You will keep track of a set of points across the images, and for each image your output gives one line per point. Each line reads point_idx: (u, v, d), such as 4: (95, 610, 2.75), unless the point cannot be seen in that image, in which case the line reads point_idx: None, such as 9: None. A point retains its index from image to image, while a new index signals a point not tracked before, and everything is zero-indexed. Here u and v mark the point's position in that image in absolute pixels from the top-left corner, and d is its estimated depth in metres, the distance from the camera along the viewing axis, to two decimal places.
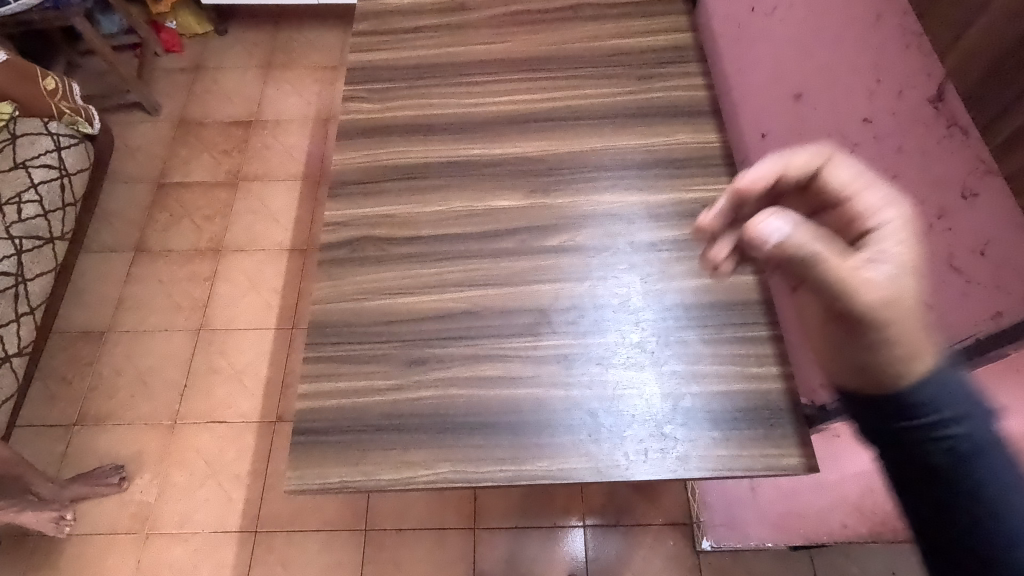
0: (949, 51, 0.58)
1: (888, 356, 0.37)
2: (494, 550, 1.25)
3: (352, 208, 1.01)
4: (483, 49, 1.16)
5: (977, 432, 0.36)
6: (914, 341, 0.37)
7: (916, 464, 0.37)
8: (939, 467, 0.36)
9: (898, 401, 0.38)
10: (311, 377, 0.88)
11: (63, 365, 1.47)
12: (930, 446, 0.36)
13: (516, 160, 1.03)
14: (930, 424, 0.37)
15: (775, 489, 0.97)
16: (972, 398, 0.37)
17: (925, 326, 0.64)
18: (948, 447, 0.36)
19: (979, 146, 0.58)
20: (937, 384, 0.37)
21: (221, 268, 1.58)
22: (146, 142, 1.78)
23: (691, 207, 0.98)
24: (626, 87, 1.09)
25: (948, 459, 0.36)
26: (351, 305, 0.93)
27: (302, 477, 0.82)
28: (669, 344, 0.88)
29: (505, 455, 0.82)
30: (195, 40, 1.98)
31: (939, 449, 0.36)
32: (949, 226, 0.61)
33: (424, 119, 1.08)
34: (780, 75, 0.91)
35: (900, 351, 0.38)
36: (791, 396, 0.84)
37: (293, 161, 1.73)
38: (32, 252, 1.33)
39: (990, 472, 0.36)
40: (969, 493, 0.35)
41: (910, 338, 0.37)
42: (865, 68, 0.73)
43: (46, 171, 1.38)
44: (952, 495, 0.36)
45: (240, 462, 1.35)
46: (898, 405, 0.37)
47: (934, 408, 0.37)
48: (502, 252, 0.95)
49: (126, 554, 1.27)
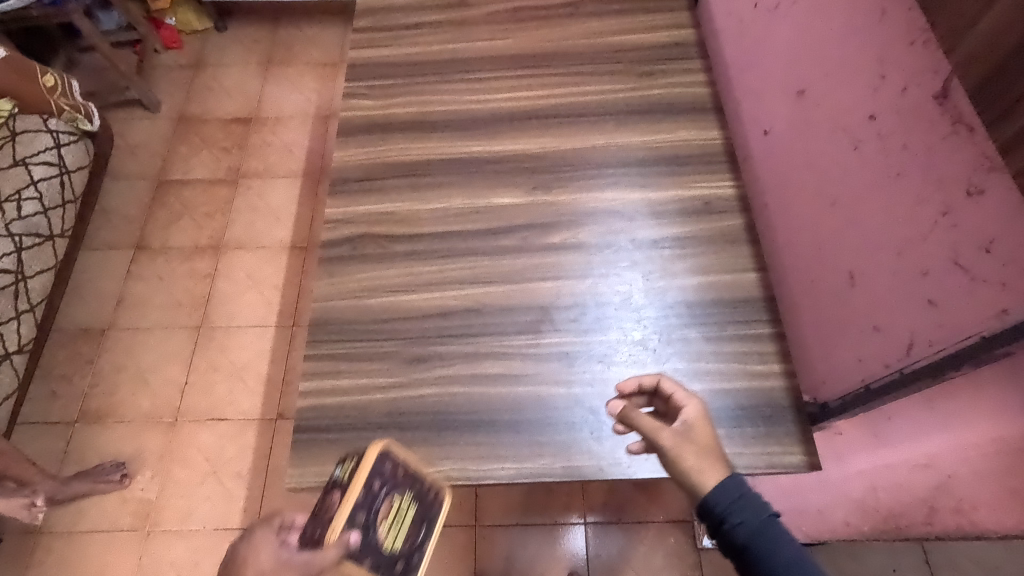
0: (956, 45, 0.58)
1: (686, 470, 0.62)
2: (495, 548, 1.25)
3: (353, 205, 1.00)
4: (484, 46, 1.15)
5: (754, 517, 0.57)
6: (706, 466, 0.62)
7: (726, 546, 0.58)
8: (737, 545, 0.57)
9: (710, 503, 0.59)
10: (312, 374, 0.88)
11: (63, 362, 1.46)
12: (732, 534, 0.58)
13: (517, 157, 1.03)
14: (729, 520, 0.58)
15: (775, 487, 0.97)
16: (751, 497, 0.59)
17: (929, 324, 0.64)
18: (741, 532, 0.57)
19: (984, 143, 0.57)
20: (726, 488, 0.59)
21: (221, 265, 1.58)
22: (146, 138, 1.77)
23: (693, 205, 0.98)
24: (628, 84, 1.09)
25: (744, 541, 0.57)
26: (352, 302, 0.93)
27: (303, 474, 0.82)
28: (671, 341, 0.87)
29: (507, 452, 0.81)
30: (194, 37, 1.98)
31: (735, 533, 0.57)
32: (954, 222, 0.61)
33: (424, 116, 1.08)
34: (784, 72, 0.91)
35: (699, 470, 0.62)
36: (794, 394, 0.83)
37: (293, 158, 1.73)
38: (32, 249, 1.33)
39: (771, 548, 0.56)
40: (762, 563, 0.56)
41: (699, 462, 0.63)
42: (870, 63, 0.72)
43: (46, 168, 1.38)
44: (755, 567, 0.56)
45: (241, 460, 1.35)
46: (708, 505, 0.59)
47: (729, 506, 0.58)
48: (503, 249, 0.95)
49: (127, 551, 1.27)
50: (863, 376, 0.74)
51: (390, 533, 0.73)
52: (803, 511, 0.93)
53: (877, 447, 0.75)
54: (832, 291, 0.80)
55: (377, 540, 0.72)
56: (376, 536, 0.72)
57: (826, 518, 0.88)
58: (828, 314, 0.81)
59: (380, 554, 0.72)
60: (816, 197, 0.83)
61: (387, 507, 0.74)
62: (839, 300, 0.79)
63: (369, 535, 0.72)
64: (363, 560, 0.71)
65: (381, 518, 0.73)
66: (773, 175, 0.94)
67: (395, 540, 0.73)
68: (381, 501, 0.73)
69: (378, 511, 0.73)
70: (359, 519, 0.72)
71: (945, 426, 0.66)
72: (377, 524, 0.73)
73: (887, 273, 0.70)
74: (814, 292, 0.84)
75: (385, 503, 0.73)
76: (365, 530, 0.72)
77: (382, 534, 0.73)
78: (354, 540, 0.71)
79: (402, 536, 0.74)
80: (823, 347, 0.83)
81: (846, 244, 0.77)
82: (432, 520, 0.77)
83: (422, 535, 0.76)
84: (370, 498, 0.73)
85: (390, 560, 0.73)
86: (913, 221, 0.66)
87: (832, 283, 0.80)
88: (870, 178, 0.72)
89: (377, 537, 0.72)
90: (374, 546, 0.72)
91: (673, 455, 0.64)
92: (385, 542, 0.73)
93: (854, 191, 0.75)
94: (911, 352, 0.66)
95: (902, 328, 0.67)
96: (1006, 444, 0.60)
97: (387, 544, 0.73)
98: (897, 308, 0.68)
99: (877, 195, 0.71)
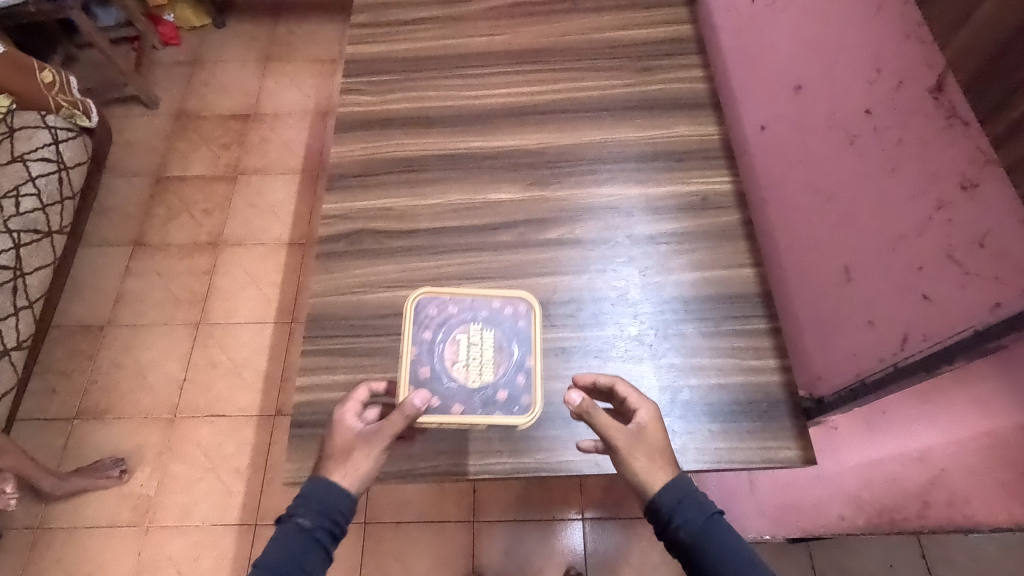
0: (949, 41, 0.58)
1: (636, 472, 0.66)
2: (493, 543, 1.26)
3: (351, 200, 1.00)
4: (483, 41, 1.15)
5: (698, 517, 0.62)
6: (655, 468, 0.66)
7: (674, 544, 0.63)
8: (683, 543, 0.62)
9: (660, 503, 0.64)
10: (309, 369, 0.88)
11: (62, 358, 1.47)
12: (676, 532, 0.62)
13: (514, 153, 1.03)
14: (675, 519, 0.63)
15: (771, 482, 0.97)
16: (697, 497, 0.64)
17: (923, 319, 0.64)
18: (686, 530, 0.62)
19: (978, 137, 0.58)
20: (673, 489, 0.64)
21: (220, 262, 1.58)
22: (145, 135, 1.77)
23: (691, 200, 0.98)
24: (626, 80, 1.09)
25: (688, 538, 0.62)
26: (350, 298, 0.93)
27: (300, 469, 0.82)
28: (668, 336, 0.88)
29: (503, 447, 0.82)
30: (193, 33, 1.97)
31: (681, 532, 0.62)
32: (948, 217, 0.61)
33: (422, 112, 1.08)
34: (780, 67, 0.91)
35: (648, 473, 0.66)
36: (789, 389, 0.84)
37: (292, 155, 1.73)
38: (31, 246, 1.33)
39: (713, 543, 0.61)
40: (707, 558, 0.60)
41: (650, 464, 0.66)
42: (866, 58, 0.72)
43: (44, 164, 1.38)
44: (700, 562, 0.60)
45: (240, 456, 1.35)
46: (656, 506, 0.64)
47: (673, 508, 0.63)
48: (500, 245, 0.95)
49: (126, 546, 1.27)
50: (858, 371, 0.74)
51: (468, 370, 0.79)
52: (799, 507, 0.93)
53: (874, 442, 0.75)
54: (828, 286, 0.81)
55: (458, 381, 0.78)
56: (455, 378, 0.78)
57: (822, 513, 0.88)
58: (823, 309, 0.82)
59: (469, 391, 0.78)
60: (812, 192, 0.83)
61: (454, 349, 0.80)
62: (835, 295, 0.79)
63: (447, 380, 0.78)
64: (454, 405, 0.77)
65: (452, 361, 0.79)
66: (770, 170, 0.94)
67: (482, 374, 0.79)
68: (444, 348, 0.80)
69: (446, 357, 0.80)
70: (428, 371, 0.79)
71: (940, 422, 0.66)
72: (452, 368, 0.79)
73: (882, 268, 0.70)
74: (811, 287, 0.85)
75: (449, 347, 0.80)
76: (439, 377, 0.78)
77: (461, 373, 0.79)
78: (432, 389, 0.78)
79: (487, 367, 0.79)
80: (819, 343, 0.83)
81: (842, 239, 0.77)
82: (518, 341, 0.81)
83: (515, 359, 0.80)
84: (431, 350, 0.80)
85: (482, 393, 0.78)
86: (908, 215, 0.66)
87: (828, 278, 0.80)
88: (865, 173, 0.72)
89: (457, 378, 0.78)
90: (459, 390, 0.78)
91: (625, 457, 0.67)
92: (467, 379, 0.79)
93: (849, 186, 0.75)
94: (906, 346, 0.67)
95: (896, 322, 0.68)
96: (998, 437, 0.60)
97: (472, 380, 0.79)
98: (892, 303, 0.68)
99: (873, 190, 0.71)
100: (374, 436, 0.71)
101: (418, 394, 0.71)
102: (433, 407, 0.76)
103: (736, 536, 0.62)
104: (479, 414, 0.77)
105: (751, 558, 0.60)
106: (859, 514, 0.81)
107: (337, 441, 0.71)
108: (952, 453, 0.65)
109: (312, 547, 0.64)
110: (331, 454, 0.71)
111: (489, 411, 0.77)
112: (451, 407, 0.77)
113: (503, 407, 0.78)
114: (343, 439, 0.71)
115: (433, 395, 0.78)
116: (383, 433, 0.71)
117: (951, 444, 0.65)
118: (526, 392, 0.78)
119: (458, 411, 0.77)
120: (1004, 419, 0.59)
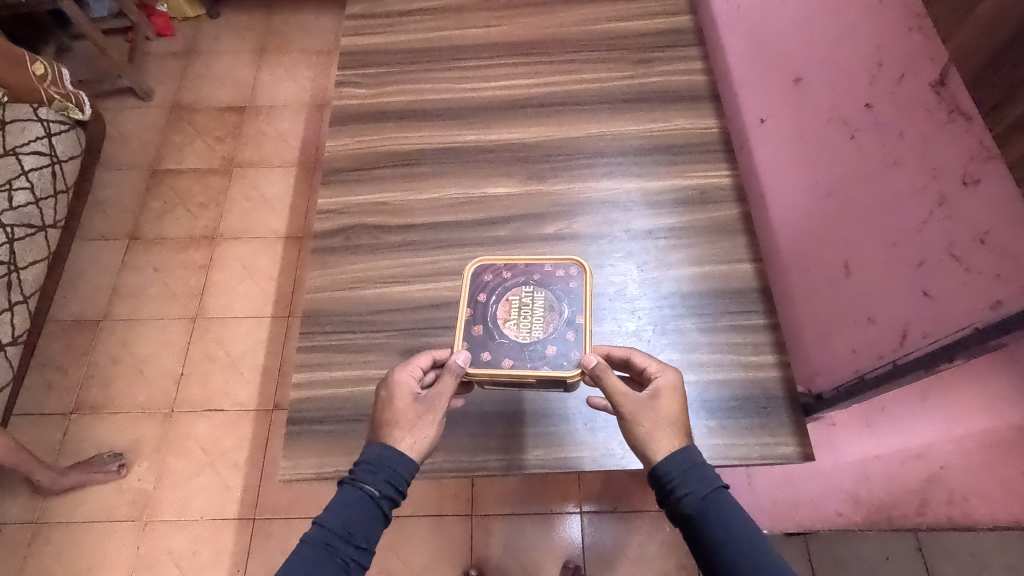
0: (953, 34, 0.57)
1: (641, 437, 0.66)
2: (492, 537, 1.26)
3: (346, 195, 1.00)
4: (480, 32, 1.14)
5: (702, 487, 0.62)
6: (660, 435, 0.66)
7: (675, 514, 0.63)
8: (685, 513, 0.62)
9: (663, 473, 0.63)
10: (305, 366, 0.88)
11: (58, 353, 1.46)
12: (681, 503, 0.62)
13: (511, 146, 1.02)
14: (680, 490, 0.62)
15: (771, 478, 0.95)
16: (701, 468, 0.63)
17: (922, 316, 0.63)
18: (689, 501, 0.61)
19: (980, 132, 0.57)
20: (676, 460, 0.64)
21: (216, 256, 1.57)
22: (139, 128, 1.76)
23: (689, 194, 0.97)
24: (624, 72, 1.08)
25: (692, 509, 0.61)
26: (346, 294, 0.92)
27: (297, 465, 0.82)
28: (666, 332, 0.87)
29: (500, 445, 0.81)
30: (187, 24, 1.95)
31: (683, 502, 0.62)
32: (950, 213, 0.60)
33: (419, 104, 1.07)
34: (780, 60, 0.90)
35: (653, 437, 0.66)
36: (788, 385, 0.83)
37: (288, 147, 1.71)
38: (24, 240, 1.32)
39: (716, 515, 0.60)
40: (709, 530, 0.60)
41: (655, 429, 0.66)
42: (868, 51, 0.72)
43: (37, 158, 1.36)
44: (703, 534, 0.60)
45: (238, 450, 1.35)
46: (660, 474, 0.64)
47: (677, 477, 0.63)
48: (498, 240, 0.94)
49: (125, 541, 1.27)
50: (856, 367, 0.74)
51: (519, 327, 0.78)
52: (799, 502, 0.92)
53: (873, 438, 0.75)
54: (826, 281, 0.80)
55: (509, 337, 0.78)
56: (507, 335, 0.78)
57: (821, 509, 0.88)
58: (822, 305, 0.81)
59: (520, 345, 0.77)
60: (811, 186, 0.83)
61: (506, 309, 0.80)
62: (834, 291, 0.78)
63: (498, 336, 0.78)
64: (505, 359, 0.77)
65: (504, 320, 0.79)
66: (769, 163, 0.93)
67: (532, 330, 0.78)
68: (496, 306, 0.80)
69: (499, 316, 0.80)
70: (480, 330, 0.79)
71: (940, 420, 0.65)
72: (504, 326, 0.79)
73: (881, 263, 0.69)
74: (809, 282, 0.84)
75: (501, 306, 0.80)
76: (490, 333, 0.78)
77: (511, 329, 0.78)
78: (482, 345, 0.78)
79: (538, 324, 0.78)
80: (817, 338, 0.82)
81: (842, 234, 0.76)
82: (571, 302, 0.80)
83: (564, 317, 0.79)
84: (483, 310, 0.80)
85: (531, 348, 0.77)
86: (908, 211, 0.65)
87: (827, 273, 0.79)
88: (866, 168, 0.72)
89: (507, 334, 0.78)
90: (510, 344, 0.77)
91: (631, 421, 0.67)
92: (518, 336, 0.78)
93: (849, 181, 0.74)
94: (905, 343, 0.66)
95: (895, 319, 0.67)
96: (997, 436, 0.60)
97: (522, 336, 0.78)
98: (891, 299, 0.68)
99: (873, 185, 0.70)
100: (434, 398, 0.71)
101: (460, 355, 0.73)
102: (483, 361, 0.76)
103: (740, 506, 0.61)
104: (528, 367, 0.76)
105: (749, 528, 0.60)
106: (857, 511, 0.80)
107: (398, 406, 0.70)
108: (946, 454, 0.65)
109: (374, 512, 0.64)
110: (394, 420, 0.69)
111: (538, 364, 0.76)
112: (502, 361, 0.77)
113: (551, 361, 0.76)
114: (405, 403, 0.70)
115: (483, 350, 0.77)
116: (441, 397, 0.71)
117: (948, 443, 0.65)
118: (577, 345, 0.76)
119: (508, 364, 0.76)
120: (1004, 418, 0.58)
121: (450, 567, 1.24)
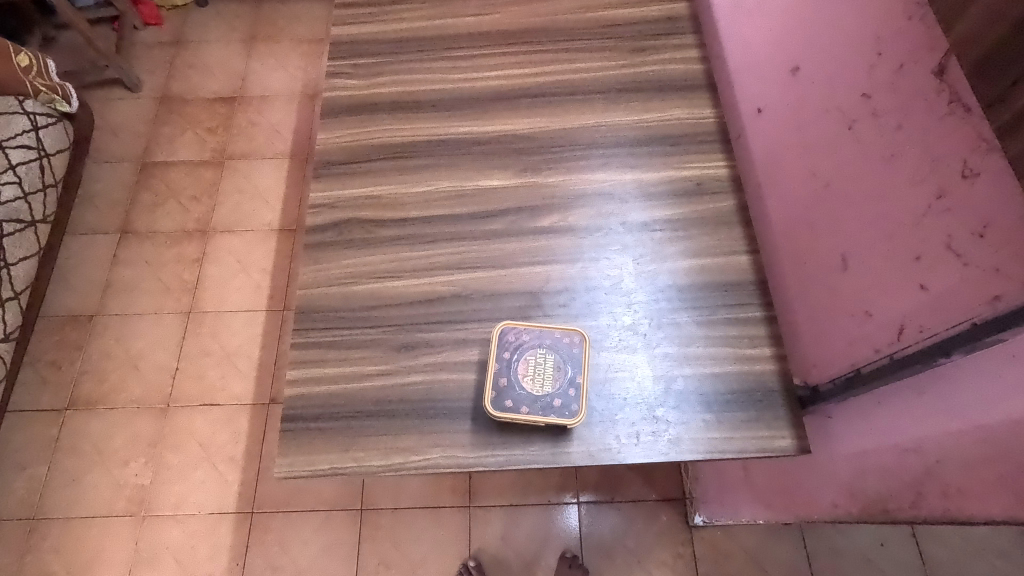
0: (954, 24, 0.58)
1: None
2: (489, 527, 1.26)
3: (338, 188, 0.98)
4: (472, 21, 1.12)
5: None
6: None
7: None
8: None
9: None
10: (299, 363, 0.86)
11: (52, 349, 1.45)
12: None
13: (505, 138, 1.00)
14: None
15: (767, 466, 0.98)
16: None
17: (920, 310, 0.63)
18: None
19: (980, 124, 0.57)
20: None
21: (209, 249, 1.56)
22: (129, 119, 1.73)
23: (686, 185, 0.96)
24: (619, 61, 1.06)
25: None
26: (339, 289, 0.91)
27: (292, 463, 0.81)
28: (662, 326, 0.86)
29: (497, 439, 0.80)
30: (174, 13, 1.92)
31: None
32: (948, 206, 0.59)
33: (411, 95, 1.05)
34: (776, 50, 0.89)
35: None
36: (784, 377, 0.83)
37: (280, 138, 1.70)
38: (14, 236, 1.30)
39: None
40: None
41: None
42: (865, 41, 0.71)
43: (25, 151, 1.34)
44: None
45: (234, 445, 1.35)
46: None
47: None
48: (491, 234, 0.93)
49: (124, 535, 1.27)
50: (853, 360, 0.73)
51: (535, 380, 0.80)
52: (792, 493, 0.93)
53: (867, 433, 0.74)
54: (824, 274, 0.79)
55: (526, 389, 0.80)
56: (524, 386, 0.80)
57: (813, 501, 0.89)
58: (819, 297, 0.80)
59: (534, 397, 0.79)
60: (807, 176, 0.82)
61: (525, 364, 0.81)
62: (831, 284, 0.78)
63: (516, 386, 0.80)
64: (522, 408, 0.79)
65: (523, 374, 0.80)
66: (765, 154, 0.92)
67: (544, 385, 0.80)
68: (518, 363, 0.81)
69: (518, 370, 0.81)
70: (504, 382, 0.80)
71: (928, 415, 0.65)
72: (521, 379, 0.80)
73: (880, 256, 0.68)
74: (807, 275, 0.83)
75: (522, 364, 0.81)
76: (510, 384, 0.80)
77: (529, 382, 0.80)
78: (503, 394, 0.80)
79: (548, 381, 0.80)
80: (815, 333, 0.82)
81: (838, 227, 0.75)
82: (573, 363, 0.81)
83: (569, 375, 0.80)
84: (506, 365, 0.81)
85: (543, 401, 0.79)
86: (906, 203, 0.64)
87: (826, 265, 0.78)
88: (864, 160, 0.71)
89: (525, 386, 0.80)
90: (526, 396, 0.79)
91: None
92: (533, 388, 0.80)
93: (847, 172, 0.73)
94: (902, 338, 0.65)
95: (893, 313, 0.66)
96: (976, 434, 0.59)
97: (538, 389, 0.80)
98: (889, 292, 0.67)
99: (870, 176, 0.69)
100: None
101: None
102: (505, 404, 0.79)
103: None
104: (539, 416, 0.78)
105: None
106: (850, 504, 0.81)
107: None
108: (935, 450, 0.64)
109: None
110: None
111: (546, 415, 0.78)
112: (519, 409, 0.79)
113: (558, 411, 0.79)
114: None
115: (504, 398, 0.79)
116: None
117: (936, 441, 0.64)
118: (579, 401, 0.79)
119: (524, 411, 0.79)
120: (977, 416, 0.59)
121: (448, 559, 1.24)
